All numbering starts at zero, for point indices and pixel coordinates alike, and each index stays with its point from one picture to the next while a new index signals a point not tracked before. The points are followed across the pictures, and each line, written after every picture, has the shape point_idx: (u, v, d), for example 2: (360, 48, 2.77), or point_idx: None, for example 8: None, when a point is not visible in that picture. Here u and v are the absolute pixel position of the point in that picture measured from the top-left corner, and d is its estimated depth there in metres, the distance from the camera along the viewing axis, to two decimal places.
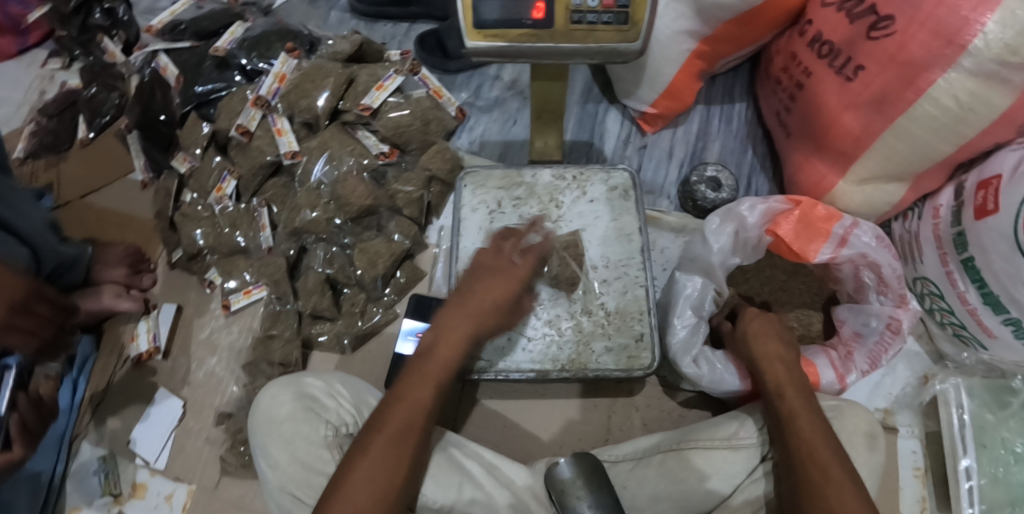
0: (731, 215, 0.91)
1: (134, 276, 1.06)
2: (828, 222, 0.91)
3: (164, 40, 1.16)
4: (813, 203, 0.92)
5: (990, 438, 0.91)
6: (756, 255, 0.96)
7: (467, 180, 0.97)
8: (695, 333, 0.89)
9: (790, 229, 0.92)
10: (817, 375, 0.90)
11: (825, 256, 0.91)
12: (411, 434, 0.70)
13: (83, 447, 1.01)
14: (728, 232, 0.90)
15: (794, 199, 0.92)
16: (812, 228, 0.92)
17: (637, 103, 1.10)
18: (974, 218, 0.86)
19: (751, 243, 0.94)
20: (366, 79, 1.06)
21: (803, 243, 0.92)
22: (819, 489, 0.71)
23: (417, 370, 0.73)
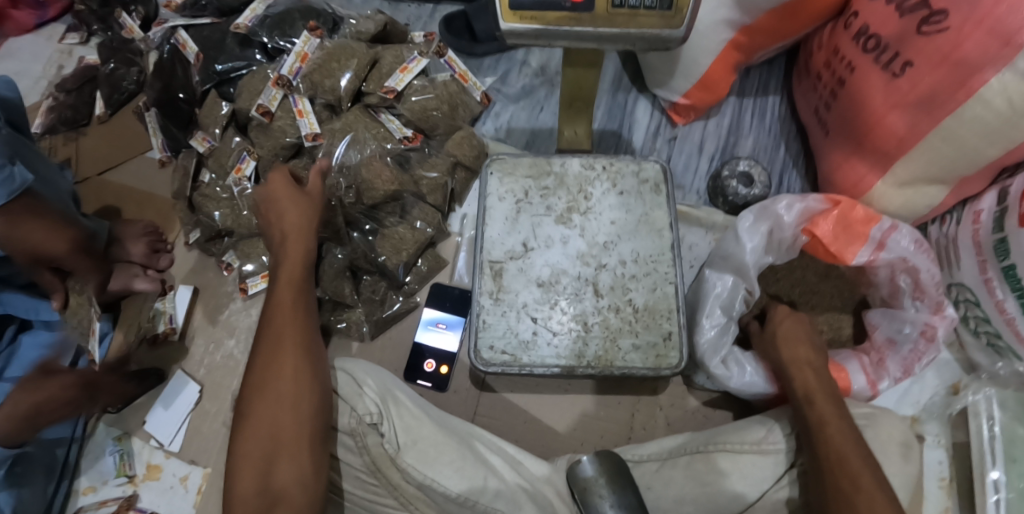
0: (766, 213, 0.89)
1: (152, 255, 1.05)
2: (867, 224, 0.88)
3: (185, 16, 1.13)
4: (852, 204, 0.89)
5: (1023, 451, 0.88)
6: (789, 255, 0.94)
7: (494, 167, 0.94)
8: (724, 334, 0.88)
9: (828, 230, 0.89)
10: (846, 382, 0.88)
11: (862, 259, 0.89)
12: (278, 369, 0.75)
13: (100, 426, 1.01)
14: (762, 231, 0.88)
15: (834, 199, 0.89)
16: (851, 230, 0.89)
17: (669, 93, 1.07)
18: (1018, 225, 0.83)
19: (786, 243, 0.91)
20: (391, 61, 1.03)
21: (842, 244, 0.89)
22: (849, 498, 0.69)
23: (267, 320, 0.78)
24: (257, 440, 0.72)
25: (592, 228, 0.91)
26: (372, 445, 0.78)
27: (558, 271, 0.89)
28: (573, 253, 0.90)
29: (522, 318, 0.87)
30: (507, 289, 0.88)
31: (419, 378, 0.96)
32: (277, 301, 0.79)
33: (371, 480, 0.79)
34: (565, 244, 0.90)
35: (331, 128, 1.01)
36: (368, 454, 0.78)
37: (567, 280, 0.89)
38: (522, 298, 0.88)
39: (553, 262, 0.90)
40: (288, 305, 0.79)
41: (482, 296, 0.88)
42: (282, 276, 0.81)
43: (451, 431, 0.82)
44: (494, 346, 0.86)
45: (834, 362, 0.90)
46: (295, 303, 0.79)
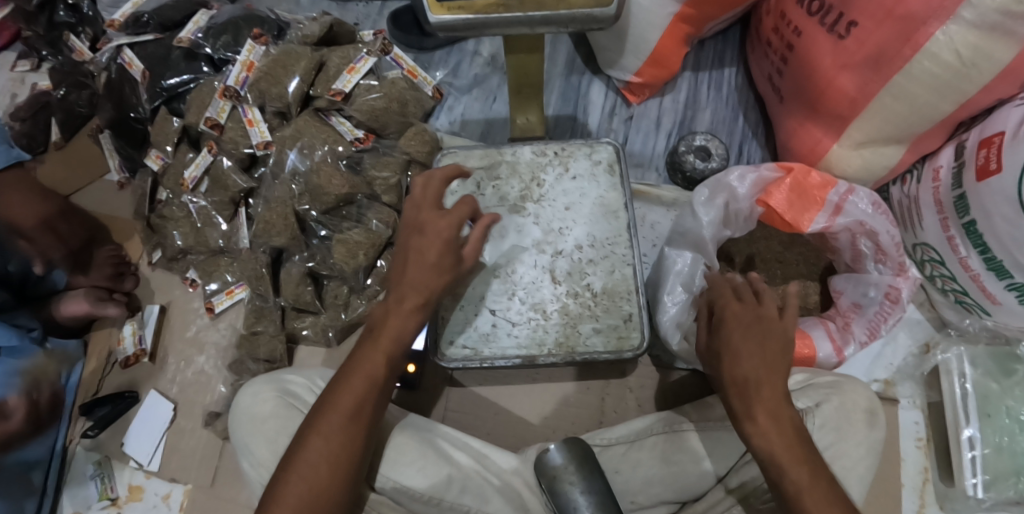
0: (720, 186, 0.88)
1: (117, 278, 1.04)
2: (823, 190, 0.88)
3: (127, 34, 1.07)
4: (806, 171, 0.88)
5: (995, 406, 0.88)
6: (748, 226, 0.93)
7: (446, 161, 0.94)
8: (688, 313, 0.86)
9: (783, 199, 0.88)
10: (812, 348, 0.88)
11: (820, 225, 0.88)
12: (363, 404, 0.67)
13: (78, 452, 1.02)
14: (719, 204, 0.87)
15: (785, 166, 0.89)
16: (807, 196, 0.88)
17: (621, 72, 1.05)
18: (975, 180, 0.83)
19: (743, 215, 0.90)
20: (338, 63, 1.03)
21: (797, 213, 0.88)
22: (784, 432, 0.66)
23: (372, 335, 0.69)
24: (310, 488, 0.64)
25: (547, 215, 0.90)
26: None
27: (515, 261, 0.88)
28: (529, 242, 0.89)
29: (481, 312, 0.87)
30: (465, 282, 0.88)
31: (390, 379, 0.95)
32: (374, 338, 0.69)
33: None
34: (521, 233, 0.90)
35: (281, 136, 0.99)
36: None
37: (524, 270, 0.88)
38: (480, 291, 0.87)
39: (510, 253, 0.89)
40: (383, 348, 0.68)
41: None
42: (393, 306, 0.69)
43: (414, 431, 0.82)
44: (454, 340, 0.86)
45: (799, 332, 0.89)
46: (390, 350, 0.68)
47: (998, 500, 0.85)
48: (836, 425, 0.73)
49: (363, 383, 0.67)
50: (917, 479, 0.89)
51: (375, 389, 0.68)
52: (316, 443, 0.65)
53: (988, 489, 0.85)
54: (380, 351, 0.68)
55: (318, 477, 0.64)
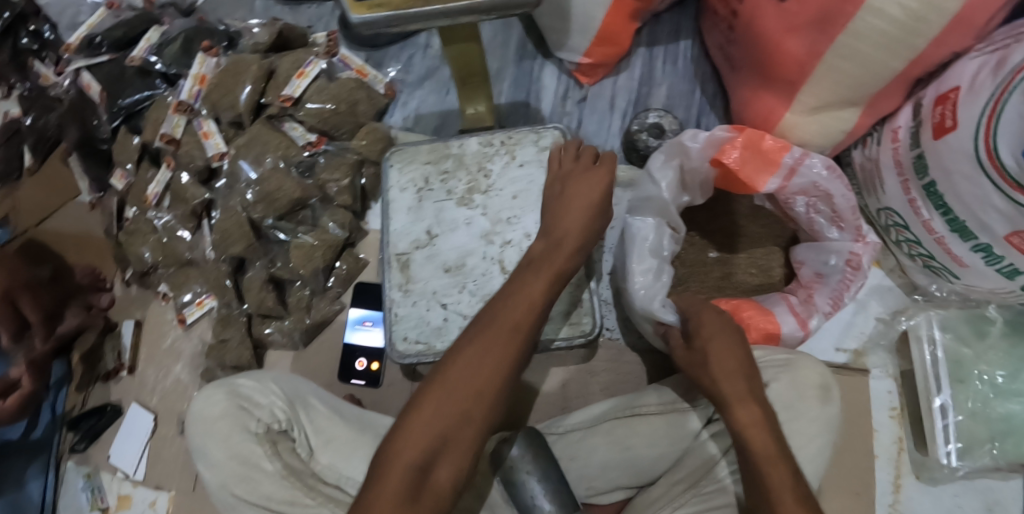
0: (675, 148, 0.86)
1: (93, 295, 1.09)
2: (779, 152, 0.84)
3: (83, 57, 1.09)
4: (759, 131, 0.84)
5: (967, 372, 0.86)
6: (705, 192, 0.92)
7: (393, 159, 0.93)
8: (660, 277, 0.83)
9: (736, 157, 0.86)
10: (777, 325, 0.83)
11: (773, 187, 0.86)
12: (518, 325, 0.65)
13: (69, 466, 1.05)
14: (674, 167, 0.85)
15: (739, 126, 0.85)
16: (763, 157, 0.85)
17: (571, 54, 1.02)
18: (933, 138, 0.80)
19: (698, 177, 0.89)
20: (287, 68, 1.03)
21: (752, 171, 0.86)
22: (742, 435, 0.64)
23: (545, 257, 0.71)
24: (460, 408, 0.61)
25: (495, 205, 0.89)
26: (284, 449, 0.80)
27: (464, 253, 0.88)
28: (477, 234, 0.89)
29: (432, 306, 0.87)
30: (416, 278, 0.88)
31: (353, 378, 0.97)
32: (548, 259, 0.71)
33: (286, 483, 0.78)
34: (469, 225, 0.89)
35: (235, 146, 0.99)
36: (281, 459, 0.80)
37: (474, 263, 0.87)
38: (431, 286, 0.87)
39: (459, 246, 0.88)
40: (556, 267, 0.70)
41: (391, 290, 0.88)
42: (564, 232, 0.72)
43: (365, 427, 0.84)
44: (408, 336, 0.86)
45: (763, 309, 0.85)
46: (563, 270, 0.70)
47: (973, 467, 0.84)
48: (788, 404, 0.71)
49: (505, 316, 0.66)
50: (891, 449, 0.88)
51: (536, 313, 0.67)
52: (461, 363, 0.63)
53: (961, 457, 0.84)
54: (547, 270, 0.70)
55: (468, 387, 0.62)
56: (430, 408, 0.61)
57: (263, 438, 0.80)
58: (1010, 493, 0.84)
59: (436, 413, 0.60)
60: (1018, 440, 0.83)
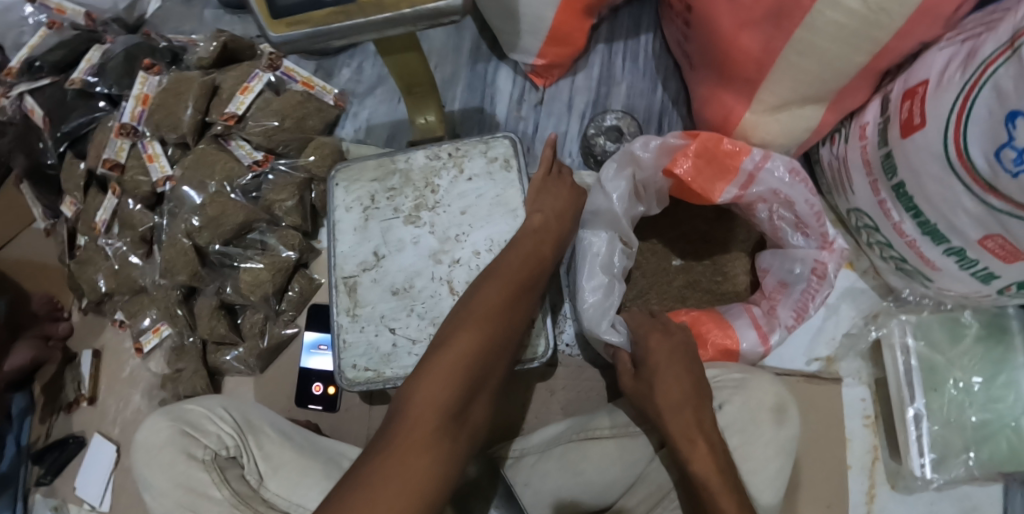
0: (628, 157, 0.82)
1: (50, 325, 1.06)
2: (736, 159, 0.81)
3: (25, 81, 1.06)
4: (716, 137, 0.80)
5: (941, 379, 0.84)
6: (660, 201, 0.88)
7: (338, 177, 0.89)
8: (611, 297, 0.81)
9: (690, 167, 0.82)
10: (737, 343, 0.81)
11: (730, 196, 0.83)
12: (510, 288, 0.72)
13: (37, 499, 1.04)
14: (626, 179, 0.82)
15: (692, 133, 0.81)
16: (717, 165, 0.82)
17: (524, 56, 0.97)
18: (900, 136, 0.75)
19: (652, 186, 0.85)
20: (231, 84, 0.99)
21: (706, 181, 0.83)
22: (692, 471, 0.65)
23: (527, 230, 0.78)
24: (472, 354, 0.66)
25: (443, 222, 0.86)
26: (231, 476, 0.79)
27: (412, 274, 0.85)
28: (425, 253, 0.85)
29: (381, 331, 0.83)
30: (363, 302, 0.85)
31: (310, 402, 0.95)
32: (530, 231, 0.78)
33: (234, 512, 0.77)
34: (416, 244, 0.86)
35: (180, 168, 0.96)
36: (229, 487, 0.78)
37: (422, 284, 0.84)
38: (379, 309, 0.84)
39: (407, 266, 0.85)
40: (538, 239, 0.78)
41: (338, 315, 0.84)
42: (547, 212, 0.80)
43: (317, 454, 0.83)
44: (357, 363, 0.83)
45: (723, 325, 0.83)
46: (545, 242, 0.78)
47: (947, 479, 0.83)
48: (742, 426, 0.70)
49: (506, 283, 0.73)
50: (864, 458, 0.87)
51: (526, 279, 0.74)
52: (467, 328, 0.68)
53: (936, 469, 0.83)
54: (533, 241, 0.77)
55: (479, 338, 0.67)
56: (445, 359, 0.65)
57: (212, 463, 0.79)
58: (987, 499, 0.84)
59: (452, 363, 0.65)
60: (994, 447, 0.82)
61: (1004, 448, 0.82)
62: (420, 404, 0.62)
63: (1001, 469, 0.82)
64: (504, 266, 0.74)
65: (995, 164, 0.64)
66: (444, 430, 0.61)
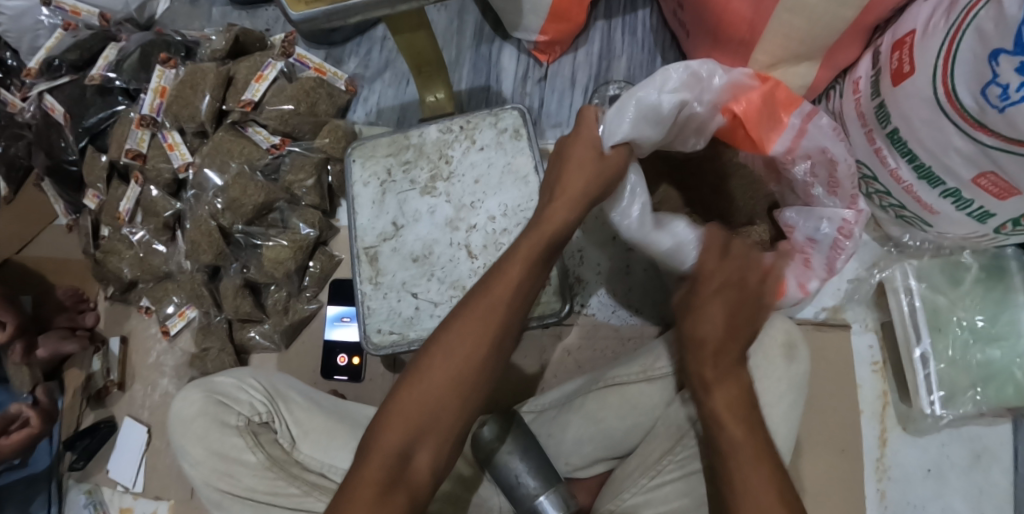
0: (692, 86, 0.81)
1: (77, 316, 1.09)
2: (789, 110, 0.83)
3: (44, 81, 1.10)
4: (779, 84, 0.82)
5: (945, 320, 0.88)
6: (698, 136, 0.89)
7: (354, 154, 0.93)
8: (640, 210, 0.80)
9: (750, 109, 0.83)
10: (782, 291, 0.83)
11: (781, 148, 0.84)
12: (488, 326, 0.67)
13: (70, 484, 1.07)
14: (684, 106, 0.81)
15: (762, 76, 0.82)
16: (775, 113, 0.83)
17: (527, 34, 1.00)
18: (892, 85, 0.79)
19: (697, 122, 0.86)
20: (245, 73, 1.03)
21: (762, 129, 0.84)
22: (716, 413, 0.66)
23: (521, 242, 0.71)
24: (429, 401, 0.65)
25: (457, 191, 0.89)
26: (266, 441, 0.80)
27: (430, 242, 0.88)
28: (441, 221, 0.89)
29: (403, 297, 0.87)
30: (384, 271, 0.88)
31: (335, 374, 0.99)
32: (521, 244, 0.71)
33: (269, 474, 0.78)
34: (432, 213, 0.89)
35: (199, 155, 1.00)
36: (263, 450, 0.79)
37: (440, 251, 0.88)
38: (400, 277, 0.88)
39: (424, 235, 0.89)
40: (526, 253, 0.70)
41: (361, 284, 0.88)
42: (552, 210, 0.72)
43: (345, 417, 0.83)
44: (381, 328, 0.86)
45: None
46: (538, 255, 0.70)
47: (956, 415, 0.86)
48: (756, 363, 0.73)
49: (481, 313, 0.67)
50: (874, 403, 0.91)
51: (509, 309, 0.68)
52: (429, 368, 0.66)
53: (945, 406, 0.86)
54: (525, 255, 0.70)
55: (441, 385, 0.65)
56: (404, 406, 0.64)
57: (243, 429, 0.79)
58: (996, 439, 0.89)
59: (408, 410, 0.64)
60: (998, 385, 0.86)
61: (1007, 388, 0.85)
62: (370, 448, 0.63)
63: (1007, 404, 0.85)
64: (482, 294, 0.69)
65: (982, 101, 0.68)
66: (384, 478, 0.61)
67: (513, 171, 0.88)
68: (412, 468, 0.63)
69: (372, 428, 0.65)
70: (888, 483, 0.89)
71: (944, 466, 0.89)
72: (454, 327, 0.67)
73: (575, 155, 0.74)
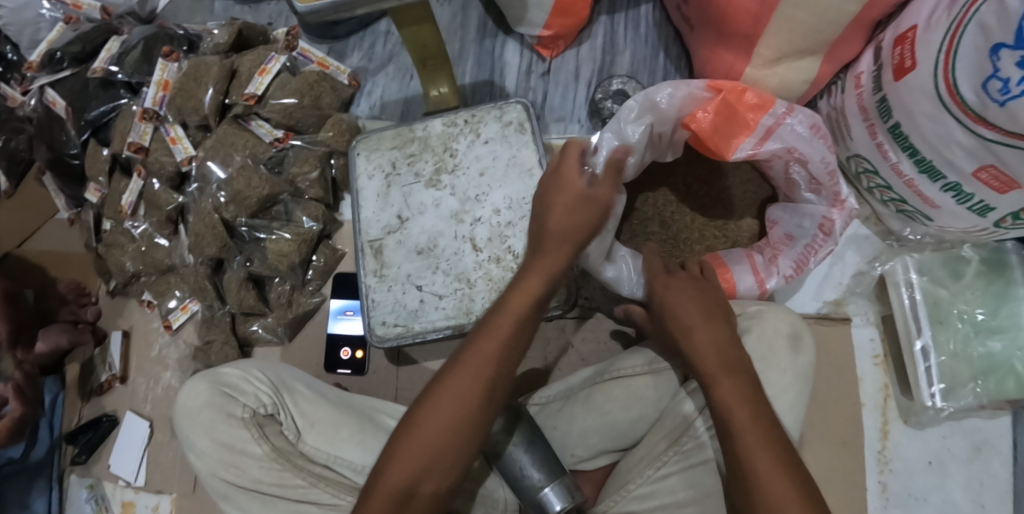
0: (648, 104, 0.83)
1: (78, 310, 1.09)
2: (755, 112, 0.82)
3: (46, 74, 1.09)
4: (738, 89, 0.82)
5: (946, 313, 0.89)
6: (673, 149, 0.91)
7: (359, 147, 0.93)
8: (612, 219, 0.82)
9: (708, 120, 0.84)
10: (734, 284, 0.86)
11: (745, 152, 0.84)
12: (487, 361, 0.67)
13: (72, 479, 1.06)
14: (645, 124, 0.83)
15: (715, 86, 0.82)
16: (737, 120, 0.84)
17: (531, 28, 1.00)
18: (894, 79, 0.79)
19: (666, 138, 0.88)
20: (249, 67, 1.03)
21: (722, 137, 0.85)
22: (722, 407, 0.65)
23: (524, 273, 0.72)
24: (430, 440, 0.65)
25: (462, 184, 0.89)
26: (272, 433, 0.80)
27: (435, 235, 0.88)
28: (446, 214, 0.89)
29: (407, 289, 0.87)
30: (389, 263, 0.88)
31: (339, 367, 0.99)
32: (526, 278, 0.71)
33: (275, 466, 0.78)
34: (437, 206, 0.89)
35: (202, 148, 0.99)
36: (268, 442, 0.79)
37: (445, 243, 0.88)
38: (404, 269, 0.88)
39: (429, 228, 0.89)
40: (529, 289, 0.70)
41: (365, 276, 0.88)
42: (548, 230, 0.72)
43: (351, 408, 0.83)
44: (386, 320, 0.87)
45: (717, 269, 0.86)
46: (537, 286, 0.70)
47: (957, 407, 0.87)
48: (761, 355, 0.73)
49: (472, 360, 0.67)
50: (876, 396, 0.92)
51: (510, 343, 0.68)
52: (429, 405, 0.66)
53: (946, 398, 0.87)
54: (527, 289, 0.70)
55: (441, 422, 0.66)
56: (405, 442, 0.66)
57: (249, 420, 0.79)
58: (995, 431, 0.89)
59: (408, 447, 0.65)
60: (1000, 379, 0.86)
61: (1011, 383, 0.86)
62: (373, 487, 0.65)
63: (1008, 398, 0.86)
64: (475, 340, 0.68)
65: (983, 95, 0.68)
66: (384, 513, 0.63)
67: (517, 164, 0.89)
68: (413, 501, 0.65)
69: (379, 464, 0.67)
70: (889, 475, 0.90)
71: (944, 458, 0.89)
72: (455, 364, 0.67)
73: (570, 177, 0.74)
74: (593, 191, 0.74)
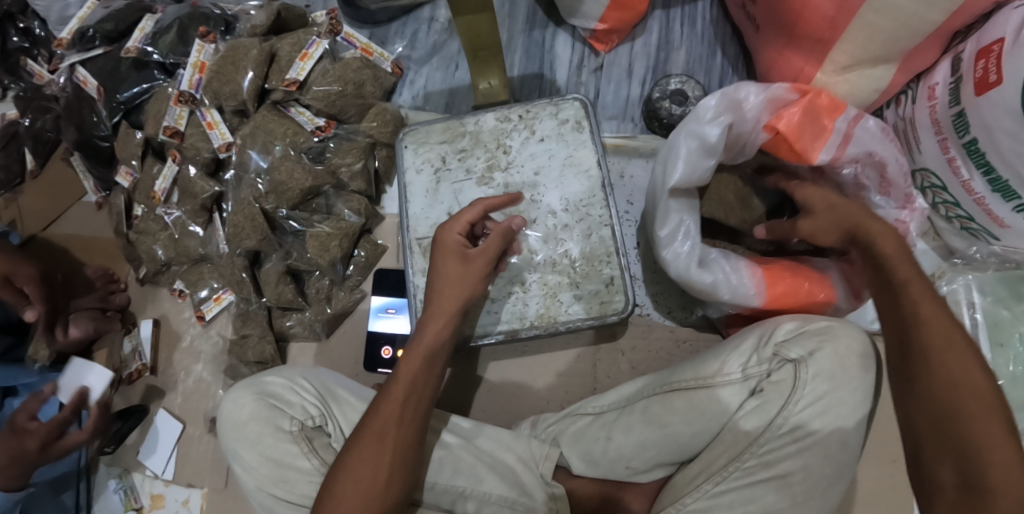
0: (729, 102, 0.80)
1: (106, 297, 1.05)
2: (833, 115, 0.81)
3: (76, 51, 1.06)
4: (819, 91, 0.81)
5: (1007, 335, 0.87)
6: (743, 152, 0.86)
7: (406, 139, 0.89)
8: (689, 239, 0.81)
9: (793, 121, 0.81)
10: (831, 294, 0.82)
11: (827, 157, 0.81)
12: (392, 427, 0.69)
13: (99, 470, 1.04)
14: (724, 124, 0.79)
15: (801, 88, 0.81)
16: (817, 123, 0.81)
17: (586, 21, 0.97)
18: (974, 94, 0.75)
19: (744, 140, 0.84)
20: (289, 51, 0.98)
21: (807, 140, 0.81)
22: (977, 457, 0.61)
23: (411, 347, 0.72)
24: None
25: (516, 183, 0.87)
26: (320, 446, 0.78)
27: None
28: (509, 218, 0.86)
29: None
30: None
31: (379, 367, 0.96)
32: (410, 352, 0.72)
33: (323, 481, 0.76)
34: None
35: (240, 135, 0.95)
36: (318, 456, 0.77)
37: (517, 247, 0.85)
38: None
39: None
40: (420, 357, 0.71)
41: (415, 277, 0.85)
42: (436, 304, 0.72)
43: None
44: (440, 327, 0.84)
45: (811, 278, 0.82)
46: (427, 355, 0.72)
47: None
48: (831, 374, 0.71)
49: (368, 452, 0.68)
50: None
51: (404, 414, 0.70)
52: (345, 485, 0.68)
53: None
54: (415, 360, 0.71)
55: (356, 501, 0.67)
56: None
57: (293, 432, 0.77)
58: None
59: None
60: None
61: None
62: None
63: None
64: (362, 431, 0.69)
65: None
66: None
67: (573, 165, 0.86)
68: None
69: None
70: None
71: None
72: (357, 443, 0.69)
73: (447, 240, 0.73)
74: (471, 256, 0.73)
